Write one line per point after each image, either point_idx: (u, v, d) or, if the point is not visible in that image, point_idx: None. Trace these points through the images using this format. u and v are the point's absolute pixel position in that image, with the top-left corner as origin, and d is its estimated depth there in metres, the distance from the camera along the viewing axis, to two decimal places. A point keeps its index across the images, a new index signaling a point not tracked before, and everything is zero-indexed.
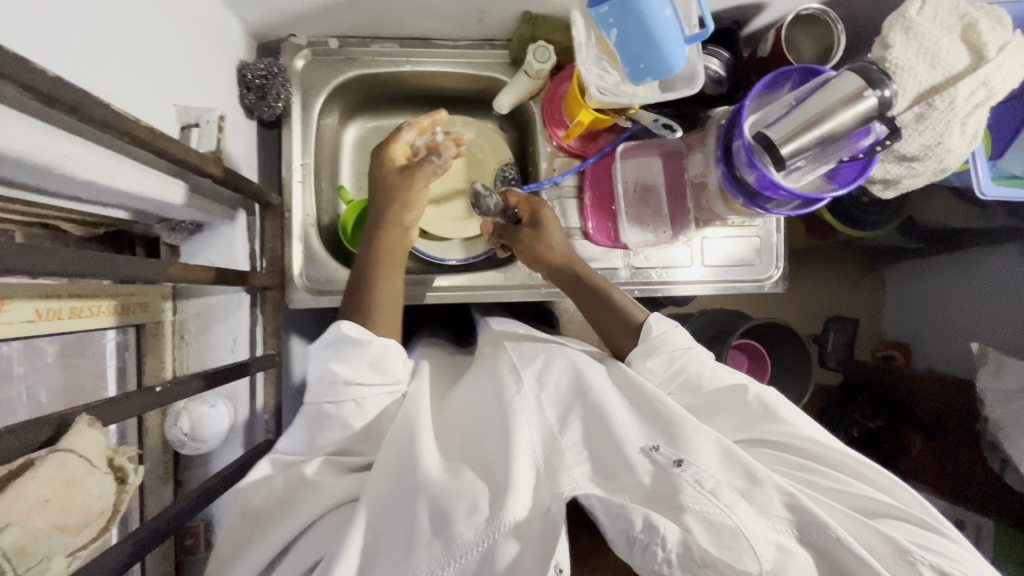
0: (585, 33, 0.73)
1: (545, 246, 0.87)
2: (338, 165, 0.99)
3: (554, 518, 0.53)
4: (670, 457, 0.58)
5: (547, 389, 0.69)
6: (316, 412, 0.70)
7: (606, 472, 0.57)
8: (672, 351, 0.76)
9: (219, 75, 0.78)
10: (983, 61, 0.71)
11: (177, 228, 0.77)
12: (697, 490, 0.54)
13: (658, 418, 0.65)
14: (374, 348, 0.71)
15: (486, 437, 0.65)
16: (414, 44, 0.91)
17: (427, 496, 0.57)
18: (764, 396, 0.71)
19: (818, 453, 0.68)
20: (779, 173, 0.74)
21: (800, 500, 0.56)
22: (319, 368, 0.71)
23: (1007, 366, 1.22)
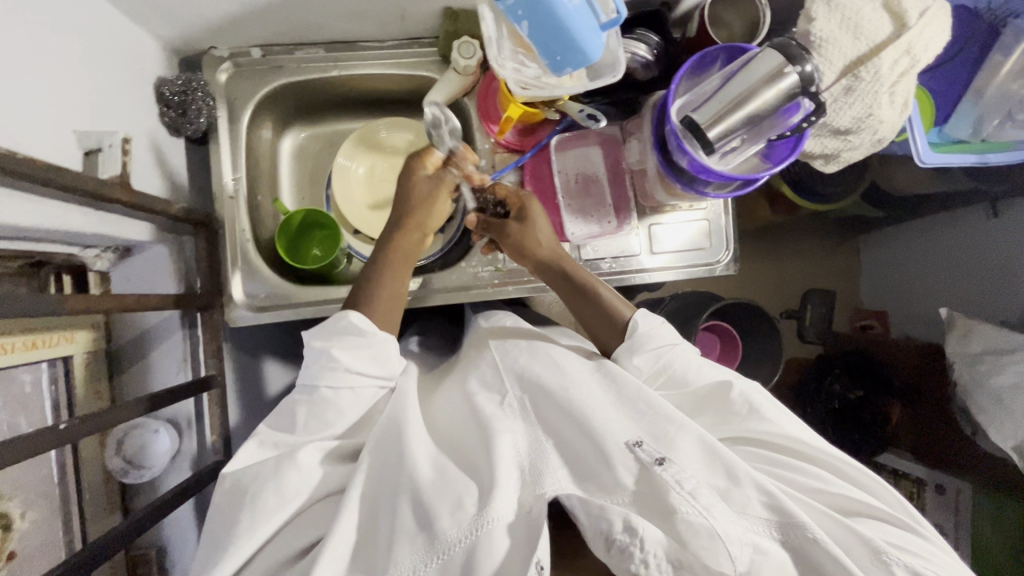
0: (496, 27, 0.71)
1: (530, 241, 0.83)
2: (277, 177, 0.97)
3: (536, 517, 0.54)
4: (654, 454, 0.58)
5: (528, 390, 0.69)
6: (309, 397, 0.66)
7: (586, 473, 0.58)
8: (656, 348, 0.74)
9: (133, 95, 0.76)
10: (905, 28, 0.70)
11: (103, 255, 0.76)
12: (679, 493, 0.53)
13: (640, 412, 0.64)
14: (377, 341, 0.69)
15: (470, 435, 0.64)
16: (339, 48, 0.88)
17: (410, 495, 0.57)
18: (751, 396, 0.69)
19: (801, 451, 0.67)
20: (708, 156, 0.73)
21: (779, 500, 0.56)
22: (319, 352, 0.68)
23: (975, 329, 1.22)
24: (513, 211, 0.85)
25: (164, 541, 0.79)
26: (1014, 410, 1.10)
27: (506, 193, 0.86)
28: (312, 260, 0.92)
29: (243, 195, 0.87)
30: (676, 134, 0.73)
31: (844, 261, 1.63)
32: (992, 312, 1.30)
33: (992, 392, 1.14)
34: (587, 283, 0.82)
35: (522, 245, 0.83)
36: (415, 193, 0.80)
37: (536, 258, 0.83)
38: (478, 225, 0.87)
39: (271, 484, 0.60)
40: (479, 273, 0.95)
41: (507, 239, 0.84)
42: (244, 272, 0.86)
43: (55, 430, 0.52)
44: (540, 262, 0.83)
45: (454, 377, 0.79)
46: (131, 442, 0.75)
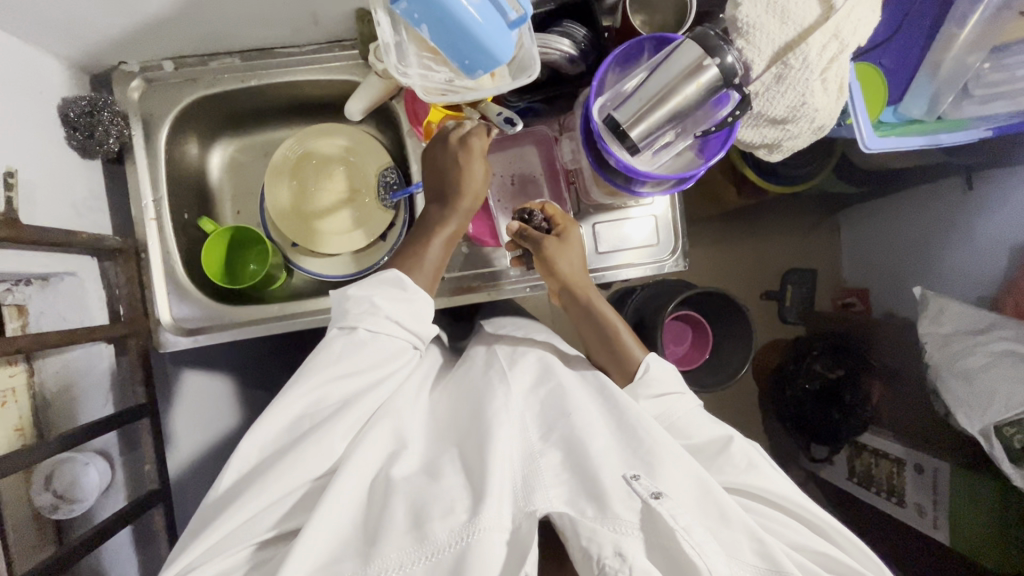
0: (394, 31, 0.66)
1: (563, 261, 0.81)
2: (209, 193, 0.95)
3: (524, 536, 0.54)
4: (650, 488, 0.57)
5: (534, 406, 0.70)
6: (348, 337, 0.65)
7: (580, 490, 0.57)
8: (659, 395, 0.74)
9: (34, 121, 0.73)
10: (833, 10, 0.65)
11: (15, 288, 0.73)
12: (680, 531, 0.53)
13: (632, 434, 0.64)
14: (416, 299, 0.69)
15: (473, 433, 0.66)
16: (256, 56, 0.85)
17: (405, 493, 0.58)
18: (750, 454, 0.68)
19: (799, 510, 0.66)
20: (633, 156, 0.70)
21: (771, 549, 0.57)
22: (360, 304, 0.66)
23: (948, 310, 1.19)
24: (556, 228, 0.82)
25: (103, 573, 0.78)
26: (979, 391, 1.07)
27: (555, 212, 0.83)
28: (249, 276, 0.90)
29: (167, 216, 0.84)
30: (600, 135, 0.70)
31: (824, 238, 1.60)
32: (963, 289, 1.27)
33: (961, 373, 1.11)
34: (608, 317, 0.81)
35: (554, 263, 0.81)
36: (449, 160, 0.75)
37: (565, 280, 0.81)
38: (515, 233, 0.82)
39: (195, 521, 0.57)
40: None
41: (541, 252, 0.80)
42: (173, 295, 0.84)
43: None
44: (567, 287, 0.82)
45: (454, 383, 0.80)
46: (61, 475, 0.74)
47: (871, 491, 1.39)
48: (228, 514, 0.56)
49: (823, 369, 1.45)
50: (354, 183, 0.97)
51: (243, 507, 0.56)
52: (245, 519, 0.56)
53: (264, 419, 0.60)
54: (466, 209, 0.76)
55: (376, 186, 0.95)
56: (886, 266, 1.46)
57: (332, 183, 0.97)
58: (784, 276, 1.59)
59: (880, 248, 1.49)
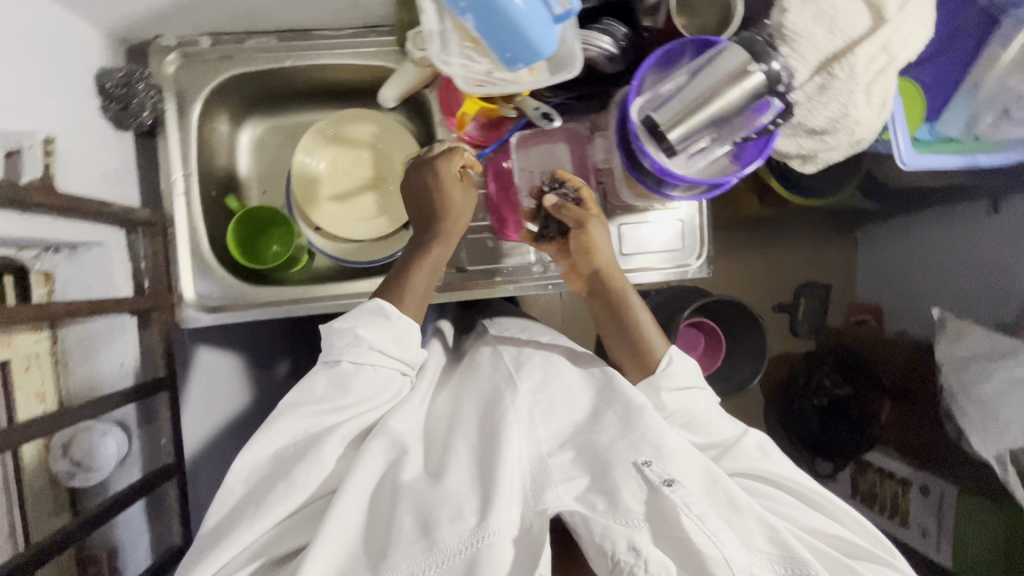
0: (438, 19, 0.65)
1: (599, 245, 0.79)
2: (237, 171, 0.95)
3: (537, 535, 0.55)
4: (662, 474, 0.58)
5: (539, 404, 0.69)
6: (330, 371, 0.67)
7: (592, 487, 0.58)
8: (682, 389, 0.72)
9: (72, 89, 0.73)
10: (883, 22, 0.64)
11: (44, 255, 0.73)
12: (689, 516, 0.55)
13: (634, 431, 0.63)
14: (399, 326, 0.70)
15: (484, 431, 0.66)
16: (293, 36, 0.84)
17: (410, 501, 0.58)
18: (763, 443, 0.70)
19: (805, 494, 0.67)
20: (670, 159, 0.69)
21: (782, 535, 0.59)
22: (342, 333, 0.68)
23: (965, 334, 1.17)
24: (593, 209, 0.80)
25: (117, 541, 0.78)
26: (997, 417, 1.06)
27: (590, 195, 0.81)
28: (272, 257, 0.91)
29: (195, 191, 0.84)
30: (637, 135, 0.69)
31: (841, 250, 1.56)
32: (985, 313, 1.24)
33: (977, 398, 1.10)
34: (635, 309, 0.78)
35: (592, 245, 0.78)
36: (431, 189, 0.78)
37: (599, 264, 0.79)
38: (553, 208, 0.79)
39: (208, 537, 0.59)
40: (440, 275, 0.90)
41: (580, 231, 0.78)
42: (196, 271, 0.84)
43: None
44: (599, 271, 0.79)
45: (454, 384, 0.80)
46: (79, 443, 0.74)
47: (875, 511, 1.38)
48: (229, 538, 0.57)
49: (832, 385, 1.45)
50: (381, 171, 0.97)
51: (244, 531, 0.58)
52: (255, 534, 0.58)
53: (253, 449, 0.62)
54: (448, 234, 0.78)
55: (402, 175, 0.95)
56: (902, 285, 1.45)
57: (359, 168, 0.97)
58: (798, 289, 1.56)
59: (897, 265, 1.47)
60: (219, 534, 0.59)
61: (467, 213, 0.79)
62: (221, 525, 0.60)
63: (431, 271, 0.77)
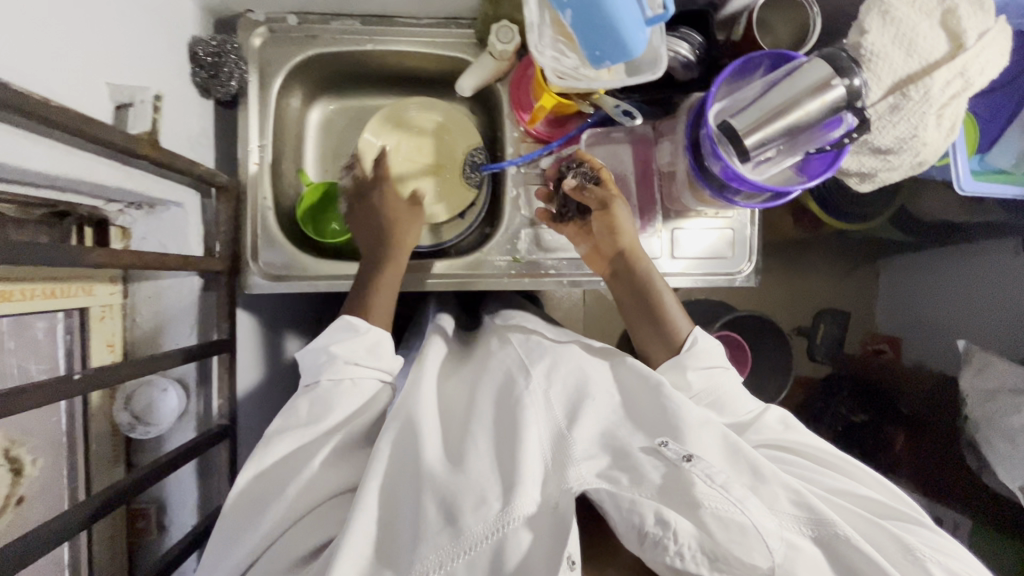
0: (537, 13, 0.68)
1: (623, 226, 0.80)
2: (303, 148, 0.97)
3: (563, 512, 0.54)
4: (680, 451, 0.57)
5: (554, 383, 0.68)
6: (310, 391, 0.67)
7: (613, 467, 0.57)
8: (708, 367, 0.74)
9: (168, 53, 0.75)
10: (962, 49, 0.67)
11: (126, 211, 0.75)
12: (709, 487, 0.53)
13: (659, 410, 0.64)
14: (371, 336, 0.71)
15: (504, 415, 0.64)
16: (376, 22, 0.87)
17: (431, 490, 0.55)
18: (785, 416, 0.71)
19: (821, 457, 0.67)
20: (743, 164, 0.71)
21: (806, 497, 0.56)
22: (317, 350, 0.70)
23: (991, 366, 1.16)
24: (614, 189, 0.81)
25: (165, 498, 0.81)
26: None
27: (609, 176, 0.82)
28: (330, 235, 0.92)
29: (268, 162, 0.87)
30: (712, 138, 0.71)
31: (861, 282, 1.54)
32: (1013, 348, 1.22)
33: (1004, 430, 1.10)
34: (658, 287, 0.79)
35: (618, 225, 0.79)
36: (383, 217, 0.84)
37: (624, 246, 0.80)
38: (575, 189, 0.80)
39: (227, 538, 0.60)
40: (496, 263, 0.92)
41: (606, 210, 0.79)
42: (262, 240, 0.86)
43: (65, 382, 0.49)
44: (624, 252, 0.80)
45: (462, 372, 0.79)
46: (140, 397, 0.75)
47: None
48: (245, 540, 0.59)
49: (848, 412, 1.44)
50: (441, 159, 0.99)
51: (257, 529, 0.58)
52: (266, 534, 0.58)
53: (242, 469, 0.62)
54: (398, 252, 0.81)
55: (462, 165, 0.98)
56: (920, 317, 1.44)
57: (420, 155, 0.99)
58: (818, 313, 1.54)
59: (916, 297, 1.45)
60: (249, 520, 0.60)
61: (410, 230, 0.84)
62: (246, 511, 0.60)
63: (391, 284, 0.79)
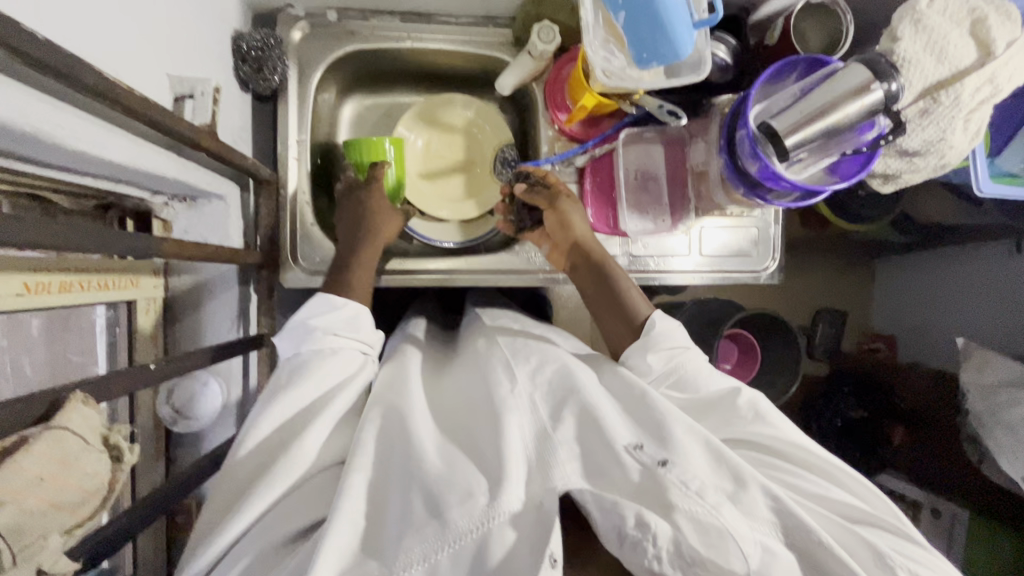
0: (592, 13, 0.71)
1: (573, 219, 0.82)
2: (335, 144, 0.98)
3: (548, 512, 0.49)
4: (656, 456, 0.53)
5: (539, 386, 0.62)
6: (293, 363, 0.65)
7: (594, 468, 0.52)
8: (669, 350, 0.69)
9: (215, 45, 0.75)
10: (990, 57, 0.70)
11: (169, 204, 0.75)
12: (688, 495, 0.48)
13: (645, 414, 0.59)
14: (348, 310, 0.71)
15: (481, 420, 0.60)
16: (414, 20, 0.88)
17: (422, 488, 0.52)
18: (757, 402, 0.64)
19: (798, 456, 0.61)
20: (781, 164, 0.73)
21: (787, 504, 0.51)
22: (294, 325, 0.68)
23: (992, 361, 1.15)
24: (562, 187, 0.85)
25: (205, 494, 0.80)
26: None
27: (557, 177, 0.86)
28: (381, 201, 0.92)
29: (306, 157, 0.87)
30: (752, 139, 0.73)
31: (858, 282, 1.55)
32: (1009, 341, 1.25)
33: (1005, 423, 1.08)
34: (615, 273, 0.79)
35: (567, 218, 0.82)
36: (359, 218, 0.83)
37: (576, 237, 0.82)
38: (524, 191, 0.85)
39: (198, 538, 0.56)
40: (533, 258, 0.94)
41: (554, 206, 0.82)
42: (300, 235, 0.86)
43: (147, 370, 0.49)
44: (577, 243, 0.81)
45: (461, 368, 0.74)
46: (181, 391, 0.75)
47: None
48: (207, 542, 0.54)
49: (846, 409, 1.42)
50: (472, 157, 1.00)
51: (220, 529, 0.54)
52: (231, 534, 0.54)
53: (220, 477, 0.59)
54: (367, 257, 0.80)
55: (494, 163, 0.99)
56: (917, 315, 1.45)
57: (452, 152, 1.00)
58: (818, 312, 1.54)
59: (914, 293, 1.46)
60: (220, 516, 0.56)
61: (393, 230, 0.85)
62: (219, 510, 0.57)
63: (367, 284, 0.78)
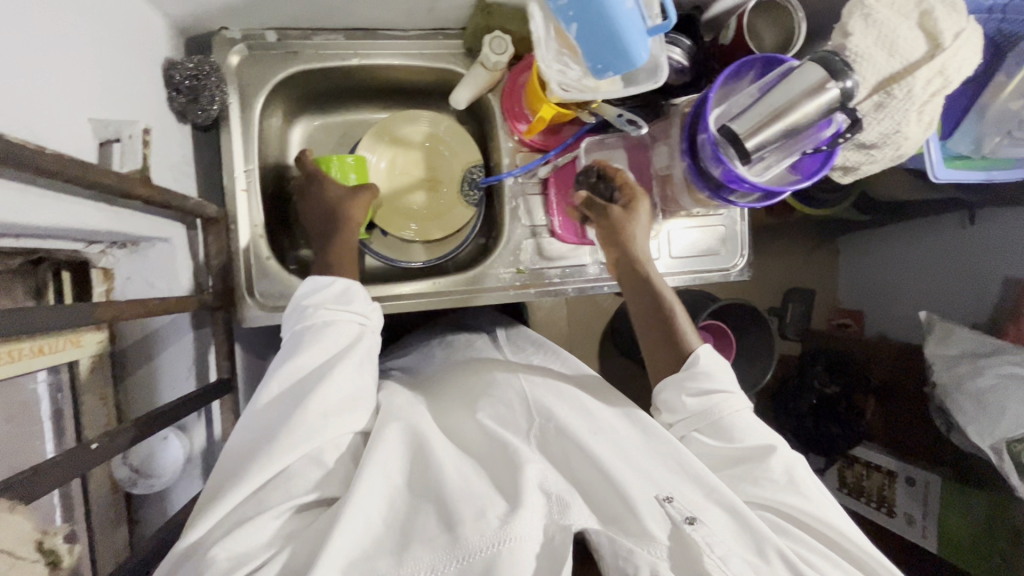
0: (543, 27, 0.68)
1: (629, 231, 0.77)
2: (286, 167, 0.93)
3: (558, 547, 0.50)
4: (684, 512, 0.54)
5: (554, 423, 0.63)
6: (288, 344, 0.64)
7: (610, 517, 0.54)
8: (708, 391, 0.67)
9: (144, 78, 0.70)
10: (939, 48, 0.71)
11: (109, 251, 0.69)
12: (712, 557, 0.50)
13: (661, 456, 0.61)
14: (339, 284, 0.68)
15: (495, 450, 0.60)
16: (361, 36, 0.84)
17: (437, 499, 0.53)
18: (790, 467, 0.65)
19: (824, 532, 0.62)
20: (744, 166, 0.72)
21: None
22: (291, 311, 0.67)
23: (956, 333, 1.17)
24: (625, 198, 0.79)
25: None
26: (990, 410, 1.03)
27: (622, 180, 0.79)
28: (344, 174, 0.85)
29: (256, 188, 0.82)
30: (714, 142, 0.72)
31: (824, 262, 1.60)
32: (957, 311, 1.28)
33: (971, 394, 1.07)
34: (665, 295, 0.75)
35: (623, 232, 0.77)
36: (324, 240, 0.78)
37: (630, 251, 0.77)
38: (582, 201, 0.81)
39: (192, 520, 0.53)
40: (500, 275, 0.92)
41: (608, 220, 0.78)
42: (256, 270, 0.81)
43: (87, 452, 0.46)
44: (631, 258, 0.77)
45: (456, 399, 0.72)
46: (139, 450, 0.70)
47: (862, 502, 1.39)
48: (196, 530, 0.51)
49: (820, 385, 1.44)
50: (434, 173, 0.97)
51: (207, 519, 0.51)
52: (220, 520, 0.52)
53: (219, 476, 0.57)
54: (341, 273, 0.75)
55: (461, 181, 0.96)
56: (881, 291, 1.47)
57: (412, 169, 0.96)
58: (786, 293, 1.59)
59: (875, 269, 1.49)
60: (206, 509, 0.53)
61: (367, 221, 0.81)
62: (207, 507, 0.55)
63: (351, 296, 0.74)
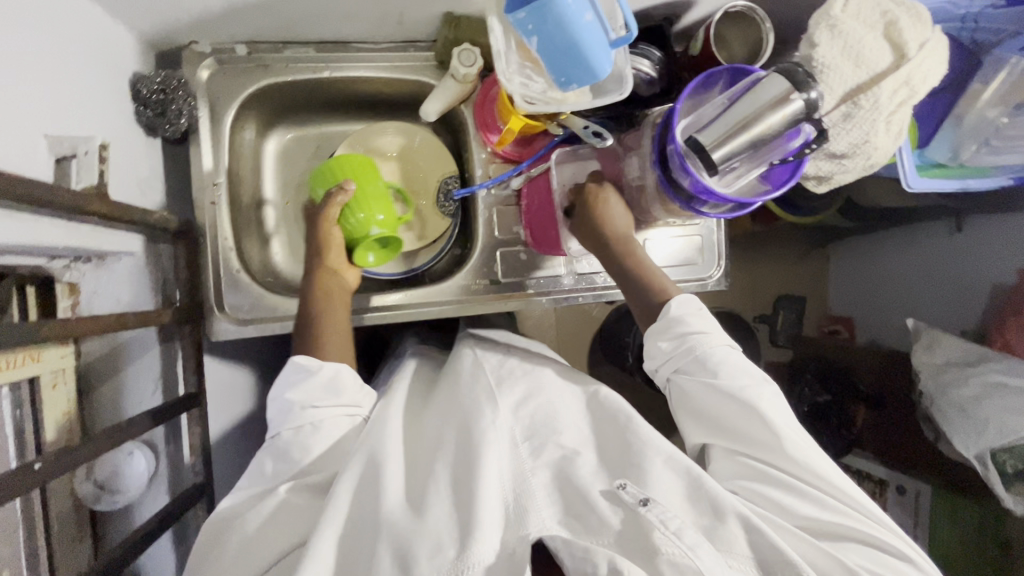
0: (504, 40, 0.69)
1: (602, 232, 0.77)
2: (260, 179, 0.93)
3: (519, 562, 0.49)
4: (638, 495, 0.54)
5: (522, 423, 0.63)
6: (274, 443, 0.64)
7: (572, 511, 0.53)
8: (684, 333, 0.68)
9: (108, 92, 0.70)
10: (904, 59, 0.71)
11: (73, 266, 0.68)
12: (665, 535, 0.49)
13: (622, 447, 0.61)
14: (326, 373, 0.67)
15: (457, 452, 0.59)
16: (331, 49, 0.85)
17: (389, 536, 0.50)
18: (775, 406, 0.63)
19: (805, 471, 0.61)
20: (711, 177, 0.70)
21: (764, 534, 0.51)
22: (276, 402, 0.67)
23: (940, 341, 1.13)
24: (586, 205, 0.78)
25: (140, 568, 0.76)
26: (976, 420, 1.01)
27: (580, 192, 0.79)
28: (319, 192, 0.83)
29: (226, 201, 0.82)
30: (681, 154, 0.71)
31: (812, 269, 1.58)
32: (951, 318, 1.22)
33: (955, 403, 1.05)
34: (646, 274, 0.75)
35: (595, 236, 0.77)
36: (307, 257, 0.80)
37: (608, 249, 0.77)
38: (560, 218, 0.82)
39: None
40: (473, 287, 0.92)
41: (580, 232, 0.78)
42: (227, 283, 0.81)
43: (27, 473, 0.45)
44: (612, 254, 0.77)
45: (446, 393, 0.71)
46: (103, 465, 0.70)
47: None
48: None
49: (811, 393, 1.43)
50: (410, 183, 0.97)
51: None
52: None
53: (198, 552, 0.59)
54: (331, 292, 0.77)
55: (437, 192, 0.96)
56: (869, 296, 1.45)
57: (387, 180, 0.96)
58: (777, 301, 1.57)
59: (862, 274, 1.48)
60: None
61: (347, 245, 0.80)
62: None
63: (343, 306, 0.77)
